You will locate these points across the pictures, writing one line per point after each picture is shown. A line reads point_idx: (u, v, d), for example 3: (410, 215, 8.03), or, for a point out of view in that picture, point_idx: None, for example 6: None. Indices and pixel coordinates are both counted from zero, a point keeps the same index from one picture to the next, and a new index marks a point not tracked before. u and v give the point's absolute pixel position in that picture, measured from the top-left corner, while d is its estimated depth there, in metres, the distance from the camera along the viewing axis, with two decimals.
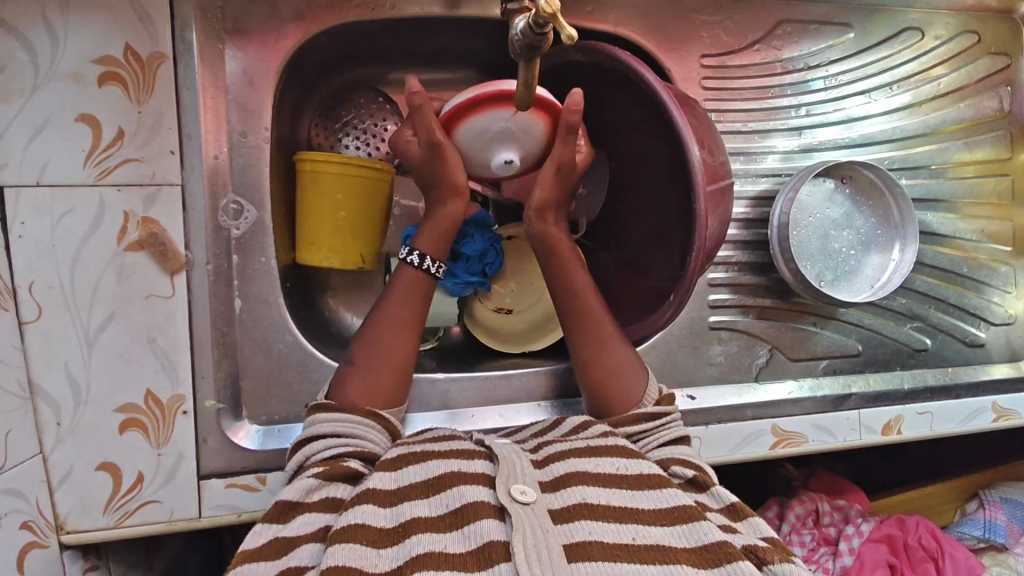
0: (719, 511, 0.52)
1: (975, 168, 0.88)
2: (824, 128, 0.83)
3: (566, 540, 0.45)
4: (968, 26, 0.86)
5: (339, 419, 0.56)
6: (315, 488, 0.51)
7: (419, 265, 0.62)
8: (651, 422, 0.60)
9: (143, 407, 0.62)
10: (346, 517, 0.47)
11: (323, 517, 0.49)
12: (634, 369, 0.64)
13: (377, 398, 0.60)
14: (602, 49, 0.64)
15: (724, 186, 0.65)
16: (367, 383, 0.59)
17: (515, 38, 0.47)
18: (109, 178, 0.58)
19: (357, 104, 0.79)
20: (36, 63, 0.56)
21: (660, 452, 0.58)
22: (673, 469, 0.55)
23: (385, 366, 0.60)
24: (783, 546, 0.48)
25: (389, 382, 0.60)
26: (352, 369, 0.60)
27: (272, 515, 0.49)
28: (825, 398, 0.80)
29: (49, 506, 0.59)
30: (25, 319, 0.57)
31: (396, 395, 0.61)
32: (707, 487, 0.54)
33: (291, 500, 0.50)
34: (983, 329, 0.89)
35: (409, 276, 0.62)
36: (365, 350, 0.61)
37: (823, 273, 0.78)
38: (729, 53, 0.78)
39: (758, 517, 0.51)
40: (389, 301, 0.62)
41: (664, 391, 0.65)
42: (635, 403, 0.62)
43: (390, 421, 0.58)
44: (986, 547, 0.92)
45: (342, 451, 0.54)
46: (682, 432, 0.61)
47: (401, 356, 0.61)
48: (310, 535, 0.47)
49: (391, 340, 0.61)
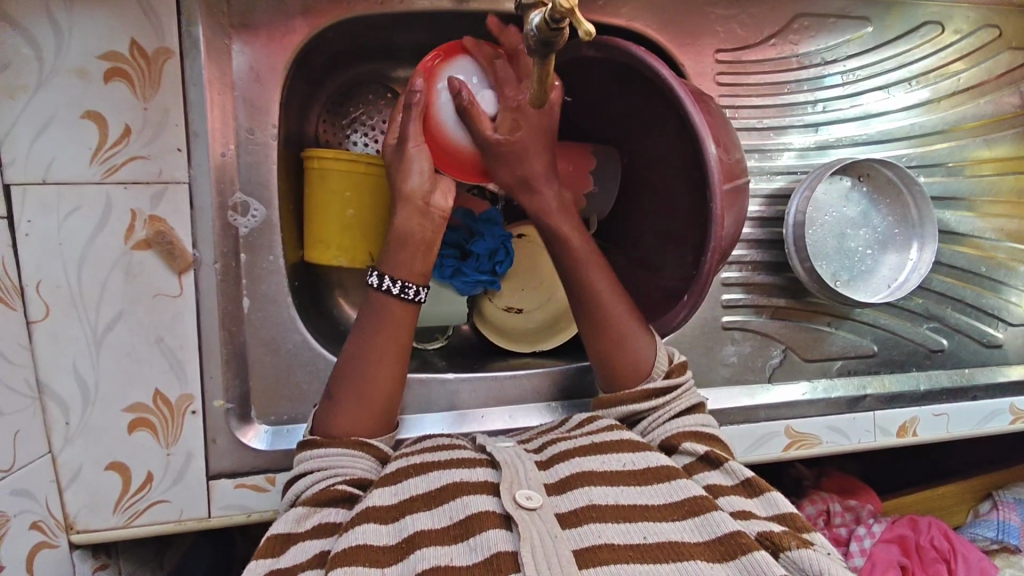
0: (735, 487, 0.52)
1: (993, 166, 0.86)
2: (841, 125, 0.81)
3: (576, 545, 0.44)
4: (989, 20, 0.84)
5: (327, 454, 0.54)
6: (307, 515, 0.50)
7: (378, 287, 0.59)
8: (664, 397, 0.60)
9: (151, 407, 0.61)
10: (344, 540, 0.46)
11: (319, 543, 0.48)
12: (642, 339, 0.63)
13: (362, 428, 0.58)
14: (617, 45, 0.62)
15: (740, 185, 0.63)
16: (351, 412, 0.57)
17: (529, 33, 0.46)
18: (116, 176, 0.58)
19: (366, 100, 0.78)
20: (43, 58, 0.55)
21: (673, 425, 0.58)
22: (683, 446, 0.55)
23: (369, 389, 0.58)
24: (796, 524, 0.48)
25: (375, 406, 0.58)
26: (331, 404, 0.58)
27: (265, 550, 0.48)
28: (839, 399, 0.79)
29: (58, 506, 0.59)
30: (32, 318, 0.57)
31: (383, 426, 0.59)
32: (720, 464, 0.53)
33: (285, 531, 0.49)
34: (1001, 329, 0.87)
35: (377, 300, 0.59)
36: (349, 368, 0.58)
37: (839, 272, 0.77)
38: (744, 48, 0.77)
39: (775, 491, 0.51)
40: (376, 323, 0.59)
41: (676, 360, 0.63)
42: (645, 376, 0.61)
43: (378, 447, 0.57)
44: (1000, 549, 0.92)
45: (326, 480, 0.53)
46: (696, 400, 0.61)
47: (386, 377, 0.59)
48: (306, 563, 0.46)
49: (376, 353, 0.58)
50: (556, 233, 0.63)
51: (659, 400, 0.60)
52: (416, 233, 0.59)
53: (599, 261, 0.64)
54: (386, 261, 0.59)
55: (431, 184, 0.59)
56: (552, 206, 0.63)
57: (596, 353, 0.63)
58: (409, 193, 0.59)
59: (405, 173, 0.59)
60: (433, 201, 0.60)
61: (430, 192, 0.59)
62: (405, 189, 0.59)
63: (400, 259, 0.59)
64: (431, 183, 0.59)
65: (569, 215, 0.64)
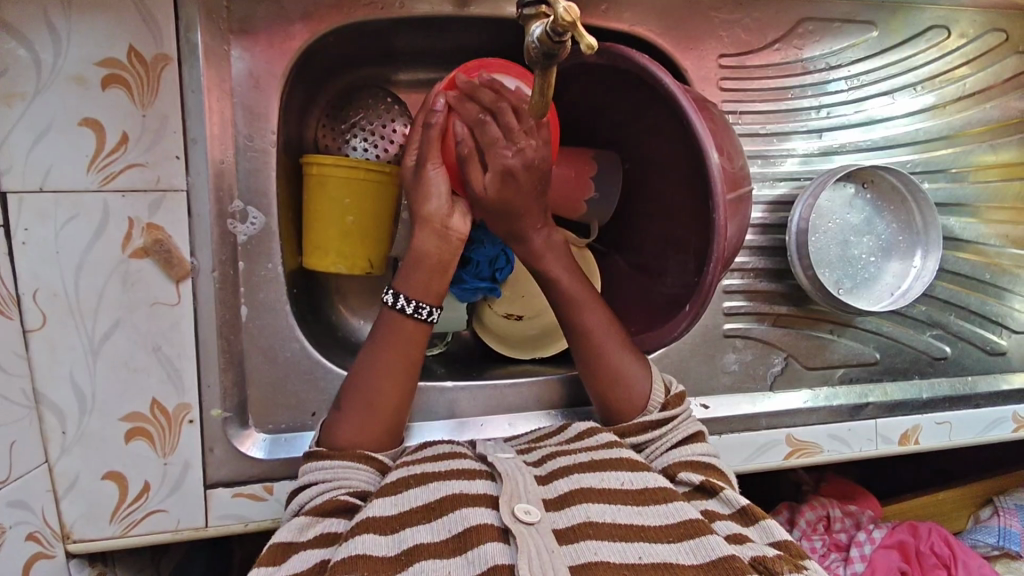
0: (731, 516, 0.51)
1: (998, 172, 0.86)
2: (844, 131, 0.80)
3: (572, 561, 0.44)
4: (996, 24, 0.83)
5: (333, 466, 0.54)
6: (310, 525, 0.50)
7: (392, 305, 0.59)
8: (661, 428, 0.60)
9: (149, 416, 0.61)
10: (345, 549, 0.45)
11: (321, 552, 0.47)
12: (637, 370, 0.63)
13: (367, 439, 0.57)
14: (620, 52, 0.61)
15: (743, 194, 0.62)
16: (357, 422, 0.57)
17: (531, 45, 0.45)
18: (113, 183, 0.57)
19: (366, 104, 0.73)
20: (39, 65, 0.54)
21: (668, 456, 0.57)
22: (679, 477, 0.55)
23: (374, 401, 0.58)
24: (794, 550, 0.47)
25: (381, 418, 0.58)
26: (340, 414, 0.58)
27: (268, 558, 0.47)
28: (841, 407, 0.79)
29: (55, 515, 0.59)
30: (29, 326, 0.56)
31: (389, 438, 0.59)
32: (715, 493, 0.53)
33: (288, 540, 0.48)
34: (1005, 336, 0.87)
35: (388, 319, 0.59)
36: (359, 377, 0.58)
37: (842, 280, 0.76)
38: (749, 52, 0.76)
39: (771, 519, 0.50)
40: (383, 339, 0.59)
41: (673, 390, 0.63)
42: (641, 410, 0.62)
43: (380, 460, 0.56)
44: (1001, 555, 0.92)
45: (330, 490, 0.52)
46: (694, 428, 0.60)
47: (392, 389, 0.58)
48: (309, 571, 0.45)
49: (383, 367, 0.58)
50: (553, 276, 0.63)
51: (660, 431, 0.59)
52: (434, 255, 0.59)
53: (592, 299, 0.64)
54: (402, 281, 0.59)
55: (450, 207, 0.59)
56: (543, 251, 0.62)
57: (587, 372, 0.64)
58: (428, 215, 0.58)
59: (423, 195, 0.58)
60: (451, 224, 0.59)
61: (449, 215, 0.59)
62: (422, 211, 0.58)
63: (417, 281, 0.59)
64: (449, 206, 0.59)
65: (561, 258, 0.63)
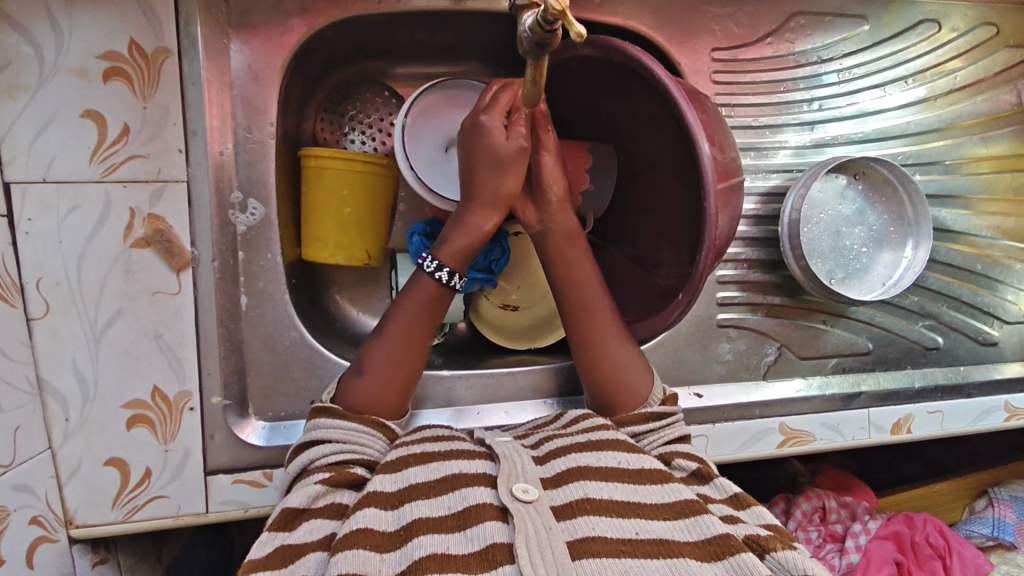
0: (723, 501, 0.52)
1: (990, 164, 0.87)
2: (836, 123, 0.81)
3: (570, 536, 0.45)
4: (987, 18, 0.84)
5: (346, 428, 0.55)
6: (322, 494, 0.50)
7: (447, 282, 0.60)
8: (660, 422, 0.60)
9: (150, 403, 0.62)
10: (348, 524, 0.46)
11: (330, 523, 0.48)
12: (635, 357, 0.64)
13: (384, 405, 0.59)
14: (612, 44, 0.62)
15: (735, 183, 0.63)
16: (378, 388, 0.59)
17: (524, 35, 0.46)
18: (114, 174, 0.58)
19: (363, 98, 0.78)
20: (42, 58, 0.55)
21: (666, 447, 0.58)
22: (676, 462, 0.56)
23: (397, 368, 0.59)
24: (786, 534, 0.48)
25: (399, 386, 0.60)
26: (363, 379, 0.59)
27: (278, 524, 0.48)
28: (834, 396, 0.80)
29: (58, 500, 0.60)
30: (33, 315, 0.57)
31: (400, 405, 0.61)
32: (710, 479, 0.54)
33: (299, 507, 0.49)
34: (996, 327, 0.88)
35: (428, 288, 0.60)
36: (387, 344, 0.59)
37: (834, 270, 0.77)
38: (741, 46, 0.77)
39: (760, 505, 0.51)
40: (411, 310, 0.60)
41: (668, 393, 0.65)
42: (643, 402, 0.62)
43: (393, 428, 0.58)
44: (995, 545, 0.92)
45: (346, 458, 0.53)
46: (684, 433, 0.60)
47: (412, 359, 0.60)
48: (317, 543, 0.46)
49: (410, 336, 0.60)
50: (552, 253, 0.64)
51: (659, 424, 0.60)
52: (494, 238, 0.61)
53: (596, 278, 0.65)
54: (450, 250, 0.60)
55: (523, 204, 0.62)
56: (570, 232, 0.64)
57: (583, 359, 0.64)
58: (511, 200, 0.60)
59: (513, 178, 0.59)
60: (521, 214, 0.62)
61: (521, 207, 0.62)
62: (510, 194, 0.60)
63: (465, 255, 0.60)
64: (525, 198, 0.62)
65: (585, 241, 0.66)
